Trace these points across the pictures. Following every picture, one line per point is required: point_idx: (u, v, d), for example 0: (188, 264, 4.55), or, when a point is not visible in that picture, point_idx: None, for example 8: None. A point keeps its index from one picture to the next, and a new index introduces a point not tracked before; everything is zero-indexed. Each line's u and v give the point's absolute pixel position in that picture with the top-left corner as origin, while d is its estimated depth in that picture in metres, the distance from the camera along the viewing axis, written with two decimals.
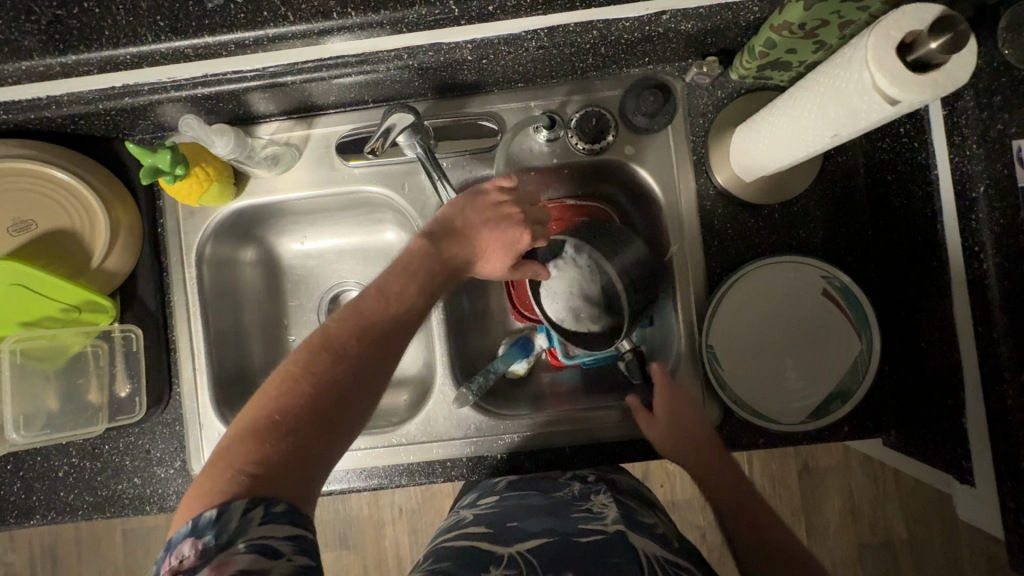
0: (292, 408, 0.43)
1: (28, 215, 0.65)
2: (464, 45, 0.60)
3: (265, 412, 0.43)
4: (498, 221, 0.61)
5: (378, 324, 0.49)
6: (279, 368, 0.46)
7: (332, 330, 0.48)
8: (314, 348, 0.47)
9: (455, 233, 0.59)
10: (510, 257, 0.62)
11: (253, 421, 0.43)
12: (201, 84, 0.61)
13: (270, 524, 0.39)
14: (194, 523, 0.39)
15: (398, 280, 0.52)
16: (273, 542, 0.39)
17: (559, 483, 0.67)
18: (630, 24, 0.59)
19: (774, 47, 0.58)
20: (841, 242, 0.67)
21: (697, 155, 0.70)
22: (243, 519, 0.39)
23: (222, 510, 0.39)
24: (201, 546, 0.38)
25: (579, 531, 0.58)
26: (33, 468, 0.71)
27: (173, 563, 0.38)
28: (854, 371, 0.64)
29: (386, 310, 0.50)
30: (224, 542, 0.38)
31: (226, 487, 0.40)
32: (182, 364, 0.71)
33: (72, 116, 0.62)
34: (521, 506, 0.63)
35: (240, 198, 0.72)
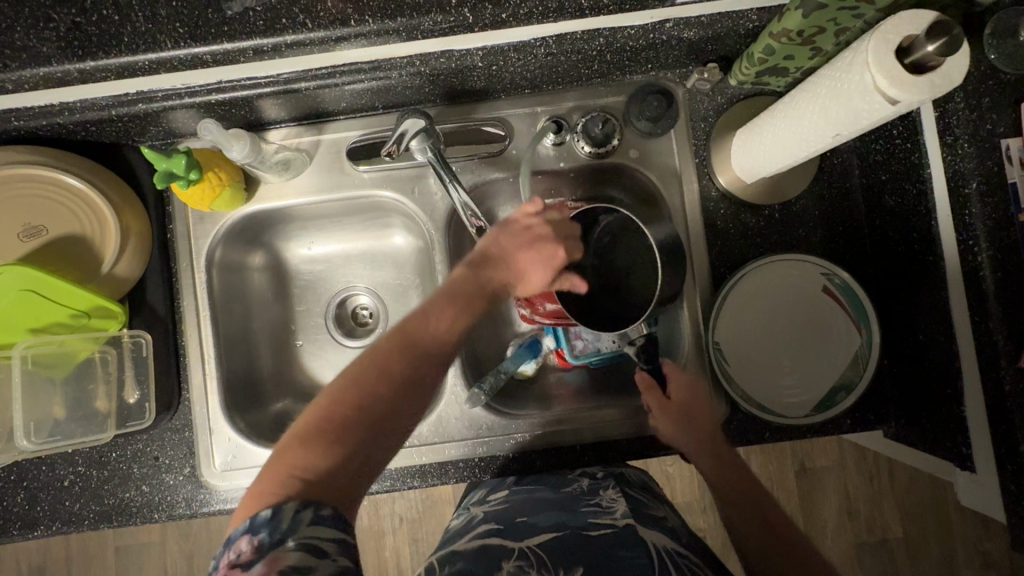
0: (341, 420, 0.46)
1: (38, 220, 0.65)
2: (476, 52, 0.61)
3: (318, 421, 0.45)
4: (532, 241, 0.60)
5: (423, 348, 0.50)
6: (332, 383, 0.48)
7: (380, 350, 0.50)
8: (365, 365, 0.48)
9: (494, 258, 0.58)
10: (549, 273, 0.60)
11: (306, 429, 0.45)
12: (215, 91, 0.61)
13: (318, 525, 0.41)
14: (250, 521, 0.41)
15: (446, 302, 0.53)
16: (319, 542, 0.41)
17: (568, 479, 0.68)
18: (636, 32, 0.61)
19: (772, 54, 0.61)
20: (838, 239, 0.70)
21: (699, 158, 0.72)
22: (295, 521, 0.41)
23: (277, 510, 0.41)
24: (255, 543, 0.40)
25: (589, 525, 0.59)
26: (37, 478, 0.70)
27: (230, 557, 0.40)
28: (856, 364, 0.66)
29: (432, 331, 0.51)
30: (276, 540, 0.40)
31: (279, 489, 0.42)
32: (191, 370, 0.71)
33: (84, 123, 0.63)
34: (531, 501, 0.64)
35: (250, 203, 0.73)
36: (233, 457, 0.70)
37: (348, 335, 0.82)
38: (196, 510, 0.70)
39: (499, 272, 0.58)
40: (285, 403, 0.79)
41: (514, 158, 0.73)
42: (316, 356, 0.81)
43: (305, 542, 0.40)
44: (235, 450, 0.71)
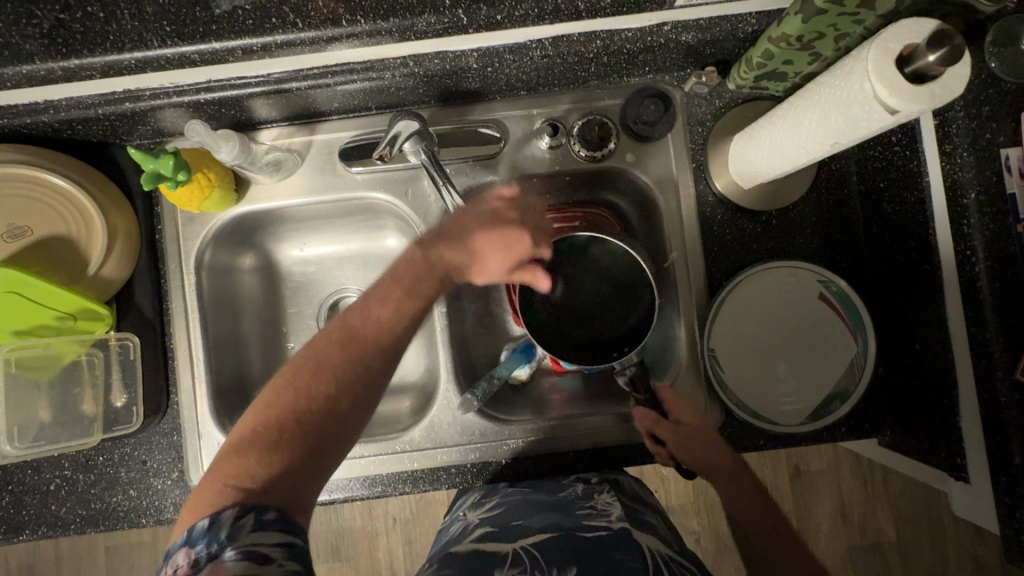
0: (278, 425, 0.47)
1: (24, 221, 0.63)
2: (471, 54, 0.60)
3: (256, 429, 0.47)
4: (496, 223, 0.59)
5: (359, 345, 0.51)
6: (268, 389, 0.49)
7: (317, 351, 0.51)
8: (299, 367, 0.50)
9: (452, 236, 0.59)
10: (512, 260, 0.59)
11: (244, 436, 0.47)
12: (203, 90, 0.60)
13: (260, 532, 0.42)
14: (189, 533, 0.41)
15: (382, 297, 0.54)
16: (264, 549, 0.41)
17: (562, 485, 0.67)
18: (633, 34, 0.60)
19: (771, 58, 0.60)
20: (836, 247, 0.69)
21: (697, 162, 0.71)
22: (233, 527, 0.41)
23: (214, 518, 0.42)
24: (194, 555, 0.40)
25: (584, 527, 0.59)
26: (23, 482, 0.69)
27: (170, 570, 0.41)
28: (852, 372, 0.66)
29: (370, 325, 0.52)
30: (215, 551, 0.40)
31: (215, 499, 0.43)
32: (180, 372, 0.70)
33: (69, 122, 0.61)
34: (528, 504, 0.63)
35: (241, 204, 0.72)
36: None
37: None
38: (184, 514, 0.69)
39: (453, 256, 0.58)
40: None
41: (509, 161, 0.72)
42: None
43: (244, 551, 0.40)
44: None
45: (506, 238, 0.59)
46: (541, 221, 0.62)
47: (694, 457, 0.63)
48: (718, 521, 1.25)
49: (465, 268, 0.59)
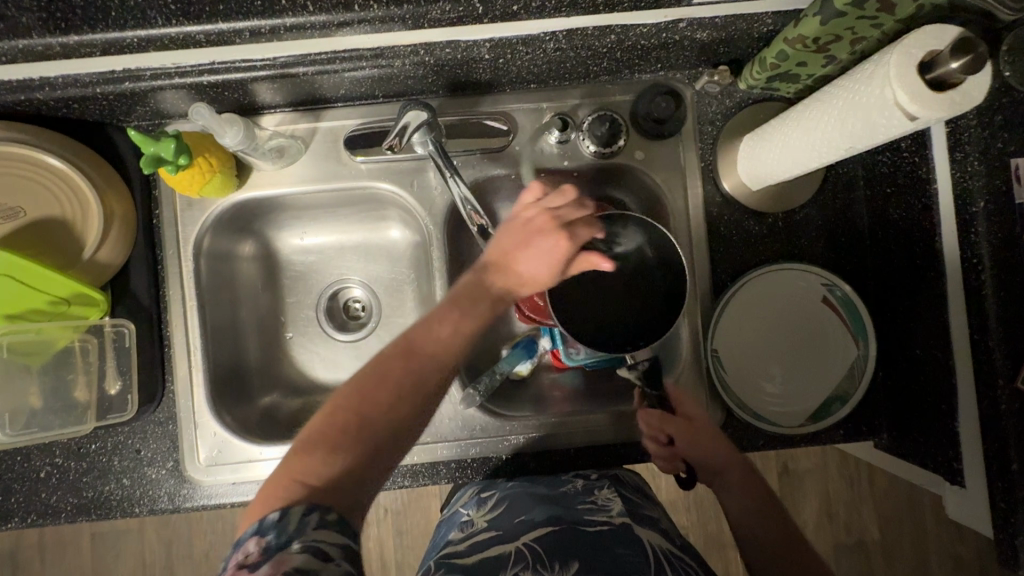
0: (346, 427, 0.47)
1: (16, 202, 0.61)
2: (484, 44, 0.59)
3: (325, 426, 0.47)
4: (530, 237, 0.57)
5: (430, 354, 0.51)
6: (342, 389, 0.49)
7: (388, 354, 0.51)
8: (370, 370, 0.50)
9: (500, 258, 0.57)
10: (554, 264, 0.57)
11: (314, 433, 0.47)
12: (207, 71, 0.58)
13: (324, 529, 0.42)
14: (259, 523, 0.41)
15: (453, 306, 0.54)
16: (325, 546, 0.41)
17: (563, 480, 0.67)
18: (648, 30, 0.59)
19: (785, 60, 0.59)
20: (840, 250, 0.70)
21: (705, 162, 0.71)
22: (302, 524, 0.41)
23: (285, 511, 0.42)
24: (264, 544, 0.40)
25: (584, 521, 0.59)
26: (12, 469, 0.67)
27: (239, 559, 0.40)
28: (852, 376, 0.66)
29: (437, 335, 0.52)
30: (284, 541, 0.40)
31: (281, 497, 0.43)
32: (176, 360, 0.69)
33: (66, 100, 0.59)
34: (528, 498, 0.63)
35: (243, 190, 0.70)
36: (219, 452, 0.69)
37: (339, 329, 0.80)
38: (179, 504, 0.68)
39: (502, 276, 0.56)
40: (273, 398, 0.77)
41: (517, 154, 0.71)
42: (306, 350, 0.79)
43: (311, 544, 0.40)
44: (222, 445, 0.69)
45: (529, 238, 0.57)
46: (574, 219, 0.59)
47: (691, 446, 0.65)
48: (708, 518, 1.26)
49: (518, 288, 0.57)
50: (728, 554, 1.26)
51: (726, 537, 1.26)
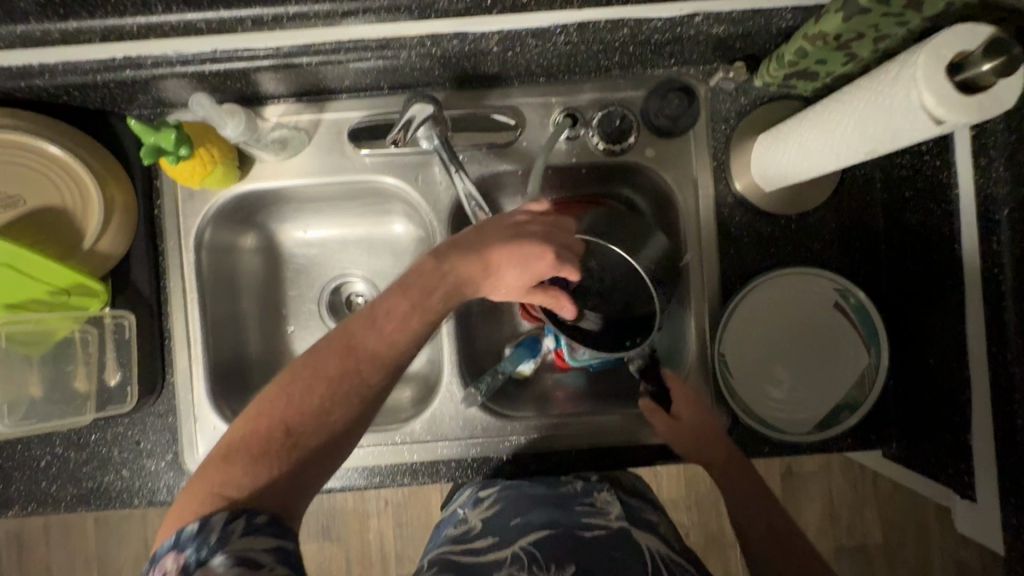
0: (271, 432, 0.45)
1: (17, 189, 0.60)
2: (492, 36, 0.57)
3: (247, 430, 0.45)
4: (519, 236, 0.55)
5: (364, 353, 0.48)
6: (269, 385, 0.47)
7: (318, 351, 0.48)
8: (296, 369, 0.47)
9: (470, 247, 0.53)
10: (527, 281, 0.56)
11: (236, 437, 0.45)
12: (210, 61, 0.57)
13: (250, 536, 0.41)
14: (177, 536, 0.41)
15: (397, 297, 0.50)
16: (257, 553, 0.40)
17: (562, 482, 0.66)
18: (663, 24, 0.57)
19: (804, 57, 0.57)
20: (854, 255, 0.68)
21: (717, 162, 0.69)
22: (224, 534, 0.41)
23: (204, 522, 0.41)
24: (182, 560, 0.40)
25: (583, 525, 0.58)
26: (13, 457, 0.67)
27: (159, 571, 0.41)
28: (862, 384, 0.65)
29: (380, 332, 0.49)
30: (204, 556, 0.39)
31: (202, 506, 0.42)
32: (177, 353, 0.68)
33: (66, 87, 0.58)
34: (526, 500, 0.62)
35: (245, 181, 0.69)
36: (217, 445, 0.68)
37: None
38: (178, 497, 0.68)
39: (464, 267, 0.52)
40: None
41: (525, 150, 0.69)
42: (307, 345, 0.78)
43: (237, 556, 0.39)
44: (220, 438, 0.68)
45: (528, 256, 0.55)
46: (564, 236, 0.58)
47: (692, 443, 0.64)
48: (710, 519, 1.25)
49: (482, 283, 0.54)
50: (728, 555, 1.26)
51: (727, 538, 1.25)
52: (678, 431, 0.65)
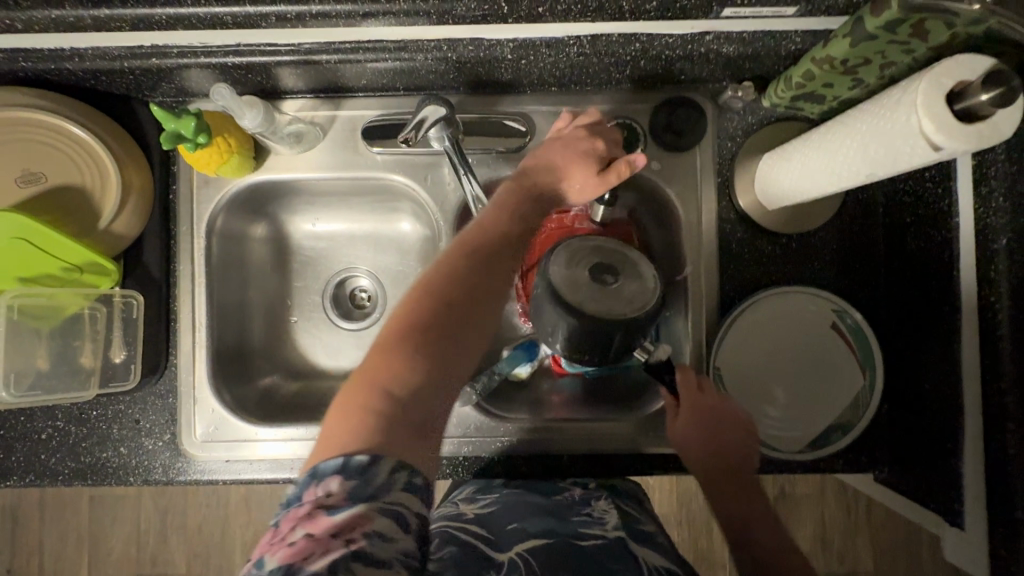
0: (403, 348, 0.45)
1: (39, 167, 0.62)
2: (506, 44, 0.59)
3: (384, 354, 0.45)
4: (574, 152, 0.59)
5: (481, 278, 0.50)
6: (393, 314, 0.48)
7: (435, 276, 0.50)
8: (416, 296, 0.49)
9: (538, 171, 0.58)
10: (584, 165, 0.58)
11: (371, 361, 0.45)
12: (233, 53, 0.59)
13: (408, 491, 0.40)
14: (345, 462, 0.40)
15: (491, 224, 0.54)
16: (407, 514, 0.39)
17: (559, 488, 0.67)
18: (674, 40, 0.58)
19: (811, 80, 0.59)
20: (853, 277, 0.69)
21: (722, 178, 0.70)
22: (388, 477, 0.40)
23: (374, 458, 0.40)
24: (349, 486, 0.39)
25: (581, 536, 0.58)
26: (15, 427, 0.69)
27: (316, 496, 0.39)
28: (856, 406, 0.65)
29: (485, 252, 0.52)
30: (368, 495, 0.39)
31: (359, 437, 0.41)
32: (181, 335, 0.70)
33: (94, 72, 0.61)
34: (525, 505, 0.62)
35: (259, 172, 0.71)
36: (215, 428, 0.69)
37: (344, 317, 0.80)
38: (172, 477, 0.69)
39: (544, 184, 0.58)
40: (273, 379, 0.78)
41: None
42: (310, 335, 0.80)
43: (391, 507, 0.39)
44: (218, 422, 0.70)
45: (581, 152, 0.58)
46: (608, 138, 0.60)
47: (698, 440, 0.65)
48: (700, 536, 1.24)
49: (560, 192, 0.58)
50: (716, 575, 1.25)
51: (716, 555, 1.24)
52: (696, 435, 0.65)
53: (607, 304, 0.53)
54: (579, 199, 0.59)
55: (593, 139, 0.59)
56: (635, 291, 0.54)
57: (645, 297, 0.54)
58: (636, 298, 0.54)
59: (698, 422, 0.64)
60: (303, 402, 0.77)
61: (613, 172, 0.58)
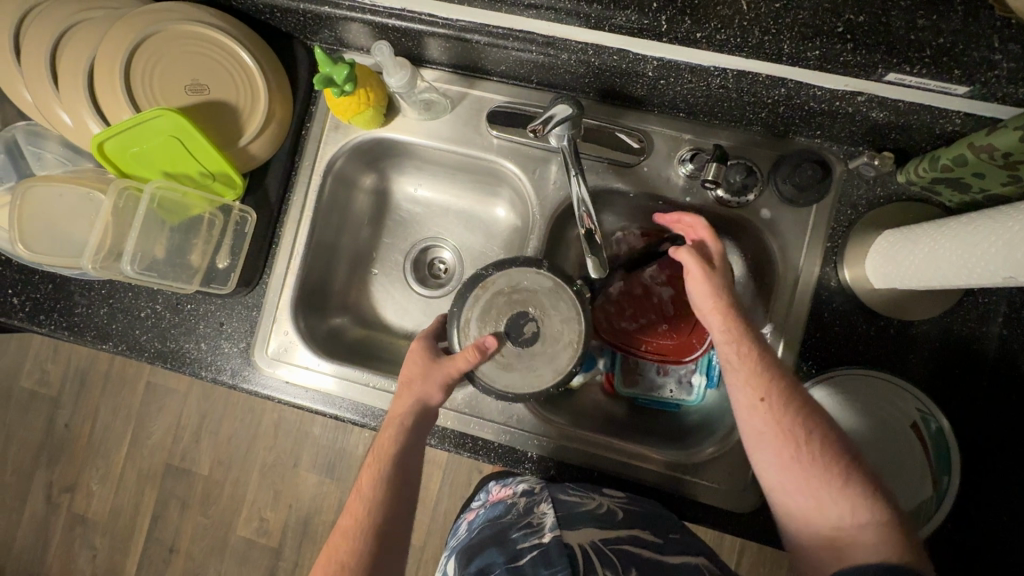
0: (351, 548, 0.55)
1: (205, 79, 0.69)
2: (651, 61, 0.59)
3: (346, 541, 0.56)
4: (428, 339, 0.65)
5: (409, 412, 0.61)
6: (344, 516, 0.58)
7: (377, 452, 0.61)
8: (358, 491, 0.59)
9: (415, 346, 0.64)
10: (421, 351, 0.64)
11: (335, 553, 0.55)
12: (395, 16, 0.64)
13: None
14: None
15: (424, 359, 0.63)
16: None
17: (506, 504, 0.67)
18: (823, 94, 0.57)
19: (961, 166, 0.55)
20: (948, 380, 0.64)
21: (831, 243, 0.67)
22: None
23: None
24: None
25: (516, 553, 0.56)
26: (122, 300, 0.77)
27: None
28: (918, 515, 0.61)
29: (410, 393, 0.62)
30: None
31: None
32: (279, 258, 0.76)
33: (272, 7, 0.67)
34: (481, 542, 0.62)
35: (385, 128, 0.76)
36: (284, 349, 0.75)
37: (419, 281, 0.84)
38: (237, 382, 0.75)
39: (412, 357, 0.64)
40: (342, 320, 0.82)
41: (643, 174, 0.71)
42: (384, 290, 0.84)
43: None
44: (289, 344, 0.75)
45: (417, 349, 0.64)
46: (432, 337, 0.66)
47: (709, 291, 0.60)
48: None
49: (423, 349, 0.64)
50: None
51: None
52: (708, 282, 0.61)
53: (552, 352, 0.62)
54: (435, 379, 0.62)
55: (425, 337, 0.66)
56: (550, 298, 0.63)
57: (558, 292, 0.63)
58: (556, 303, 0.63)
59: (714, 270, 0.61)
60: (365, 349, 0.82)
61: (429, 343, 0.65)
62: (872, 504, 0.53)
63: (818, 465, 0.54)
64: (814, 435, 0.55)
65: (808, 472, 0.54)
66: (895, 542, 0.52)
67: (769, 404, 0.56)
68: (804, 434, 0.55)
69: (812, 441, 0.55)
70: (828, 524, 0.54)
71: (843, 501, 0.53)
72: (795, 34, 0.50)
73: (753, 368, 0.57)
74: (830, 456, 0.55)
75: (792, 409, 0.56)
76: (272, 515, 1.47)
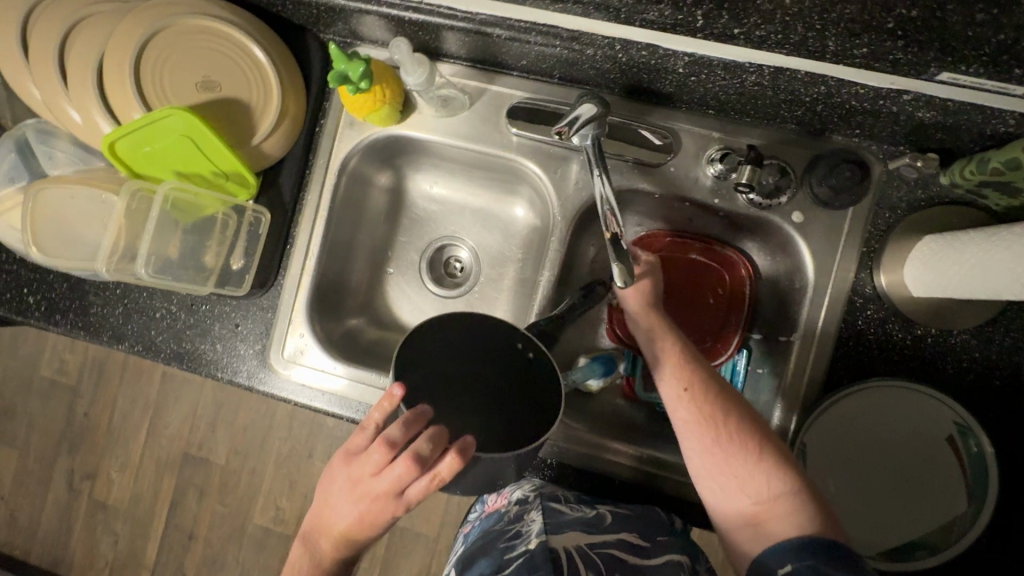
0: None
1: (215, 75, 0.66)
2: (682, 57, 0.56)
3: None
4: (385, 460, 0.47)
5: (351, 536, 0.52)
6: None
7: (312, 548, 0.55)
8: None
9: (373, 466, 0.48)
10: (378, 479, 0.48)
11: None
12: (412, 9, 0.61)
13: None
14: None
15: (380, 493, 0.48)
16: None
17: (499, 516, 0.65)
18: (866, 92, 0.53)
19: (1014, 169, 0.52)
20: (987, 392, 0.61)
21: (867, 248, 0.64)
22: None
23: None
24: None
25: (504, 561, 0.54)
26: (137, 300, 0.76)
27: None
28: (949, 530, 0.59)
29: (355, 523, 0.50)
30: None
31: None
32: (293, 258, 0.74)
33: None
34: (473, 552, 0.61)
35: (401, 124, 0.73)
36: (300, 352, 0.74)
37: (436, 280, 0.82)
38: (253, 384, 0.74)
39: (366, 481, 0.49)
40: (358, 322, 0.81)
41: (669, 174, 0.68)
42: (399, 289, 0.83)
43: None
44: (305, 347, 0.74)
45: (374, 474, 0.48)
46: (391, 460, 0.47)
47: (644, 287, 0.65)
48: None
49: (381, 476, 0.47)
50: None
51: None
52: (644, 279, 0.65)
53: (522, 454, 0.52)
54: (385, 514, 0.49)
55: (385, 459, 0.47)
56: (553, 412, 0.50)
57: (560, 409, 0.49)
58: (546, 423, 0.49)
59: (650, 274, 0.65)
60: (380, 350, 0.80)
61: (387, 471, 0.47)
62: (803, 502, 0.51)
63: (733, 444, 0.54)
64: (733, 419, 0.55)
65: (728, 451, 0.54)
66: (814, 518, 0.50)
67: (690, 392, 0.57)
68: (721, 418, 0.55)
69: (730, 422, 0.55)
70: (748, 502, 0.53)
71: (761, 476, 0.52)
72: (842, 30, 0.46)
73: (677, 359, 0.60)
74: (748, 436, 0.54)
75: (710, 395, 0.57)
76: (288, 504, 1.49)
